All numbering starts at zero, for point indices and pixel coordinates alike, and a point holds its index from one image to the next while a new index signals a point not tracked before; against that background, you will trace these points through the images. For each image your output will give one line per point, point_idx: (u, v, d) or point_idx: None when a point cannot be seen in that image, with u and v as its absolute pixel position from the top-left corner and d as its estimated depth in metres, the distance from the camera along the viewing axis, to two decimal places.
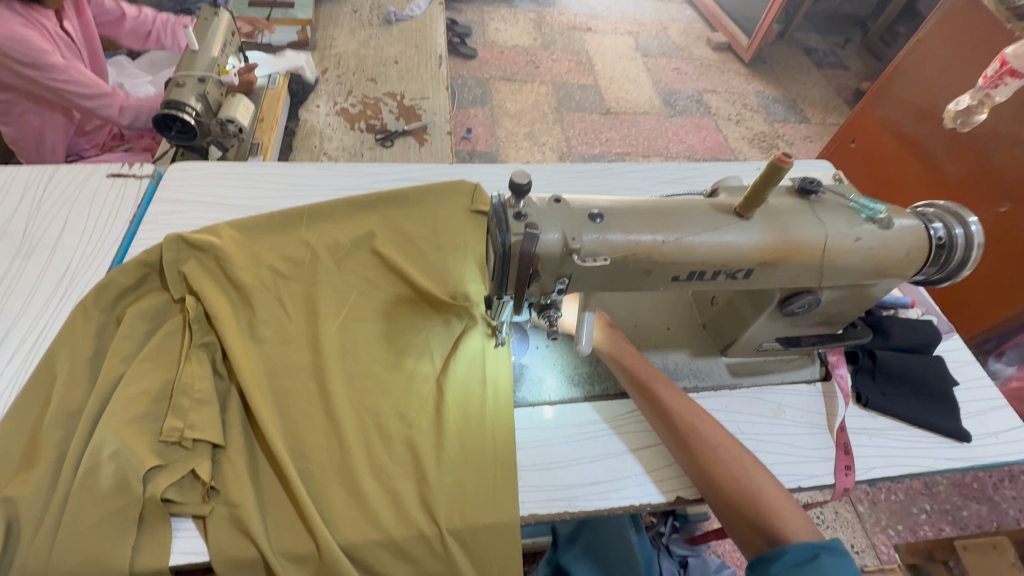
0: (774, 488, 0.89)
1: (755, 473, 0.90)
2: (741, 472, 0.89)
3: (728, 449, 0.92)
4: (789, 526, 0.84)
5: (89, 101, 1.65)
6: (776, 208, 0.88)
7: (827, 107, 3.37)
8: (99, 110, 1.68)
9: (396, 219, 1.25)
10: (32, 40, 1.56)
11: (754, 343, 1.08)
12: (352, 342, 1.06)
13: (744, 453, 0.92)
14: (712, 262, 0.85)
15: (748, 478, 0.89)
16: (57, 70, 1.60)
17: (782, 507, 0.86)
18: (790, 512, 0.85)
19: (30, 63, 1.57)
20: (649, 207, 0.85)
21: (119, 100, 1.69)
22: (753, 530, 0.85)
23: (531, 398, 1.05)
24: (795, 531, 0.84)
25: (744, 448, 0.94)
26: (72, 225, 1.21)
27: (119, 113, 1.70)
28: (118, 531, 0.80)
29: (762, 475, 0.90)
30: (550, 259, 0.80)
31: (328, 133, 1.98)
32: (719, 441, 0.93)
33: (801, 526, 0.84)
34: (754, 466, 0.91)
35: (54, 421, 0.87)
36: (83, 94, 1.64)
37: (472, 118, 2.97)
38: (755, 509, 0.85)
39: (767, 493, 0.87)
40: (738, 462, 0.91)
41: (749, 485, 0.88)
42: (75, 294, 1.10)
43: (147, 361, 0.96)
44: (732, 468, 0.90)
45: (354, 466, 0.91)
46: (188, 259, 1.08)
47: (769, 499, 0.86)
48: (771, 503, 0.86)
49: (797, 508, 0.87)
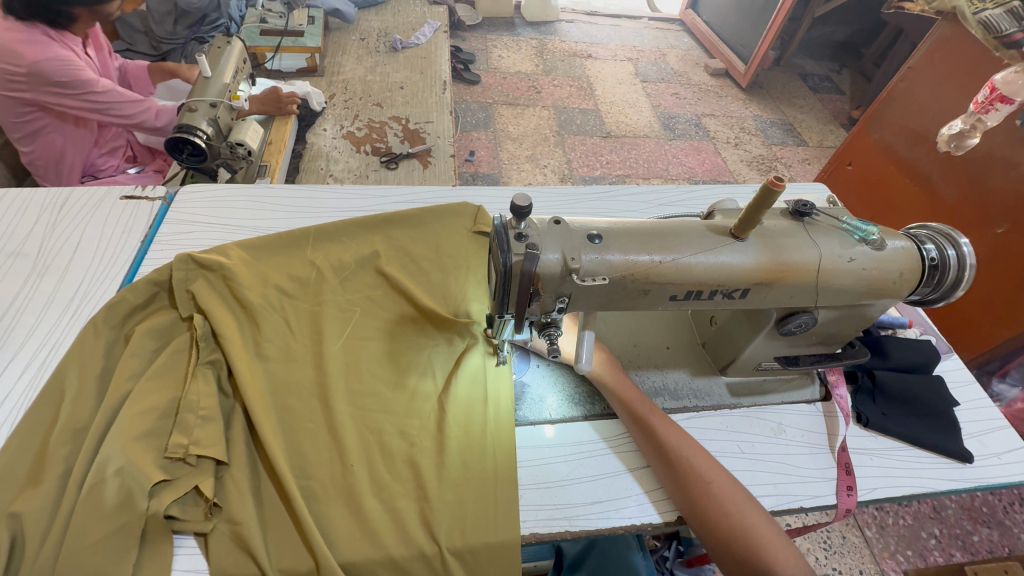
0: (766, 525, 0.89)
1: (746, 508, 0.90)
2: (733, 508, 0.90)
3: (721, 482, 0.93)
4: (779, 563, 0.84)
5: (128, 107, 1.72)
6: (771, 230, 0.90)
7: (824, 130, 3.44)
8: (136, 115, 1.74)
9: (401, 240, 1.28)
10: (70, 61, 1.64)
11: (753, 362, 1.09)
12: (356, 361, 1.08)
13: (738, 489, 0.92)
14: (708, 283, 0.87)
15: (739, 513, 0.89)
16: (94, 85, 1.67)
17: (773, 543, 0.86)
18: (781, 549, 0.86)
19: (68, 81, 1.64)
20: (646, 229, 0.87)
21: (155, 103, 1.76)
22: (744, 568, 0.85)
23: (531, 417, 1.06)
24: (786, 568, 0.84)
25: (738, 483, 0.94)
26: (85, 245, 1.24)
27: (155, 117, 1.76)
28: (120, 549, 0.80)
29: (754, 511, 0.90)
30: (551, 278, 0.82)
31: (335, 156, 2.03)
32: (712, 475, 0.93)
33: (791, 563, 0.85)
34: (746, 501, 0.91)
35: (61, 437, 0.88)
36: (122, 102, 1.71)
37: (475, 142, 3.04)
38: (745, 546, 0.86)
39: (759, 529, 0.88)
40: (731, 497, 0.91)
41: (740, 521, 0.88)
42: (85, 312, 1.12)
43: (154, 377, 0.97)
44: (723, 503, 0.90)
45: (356, 484, 0.91)
46: (197, 279, 1.11)
47: (760, 536, 0.87)
48: (762, 540, 0.86)
49: (788, 544, 0.87)
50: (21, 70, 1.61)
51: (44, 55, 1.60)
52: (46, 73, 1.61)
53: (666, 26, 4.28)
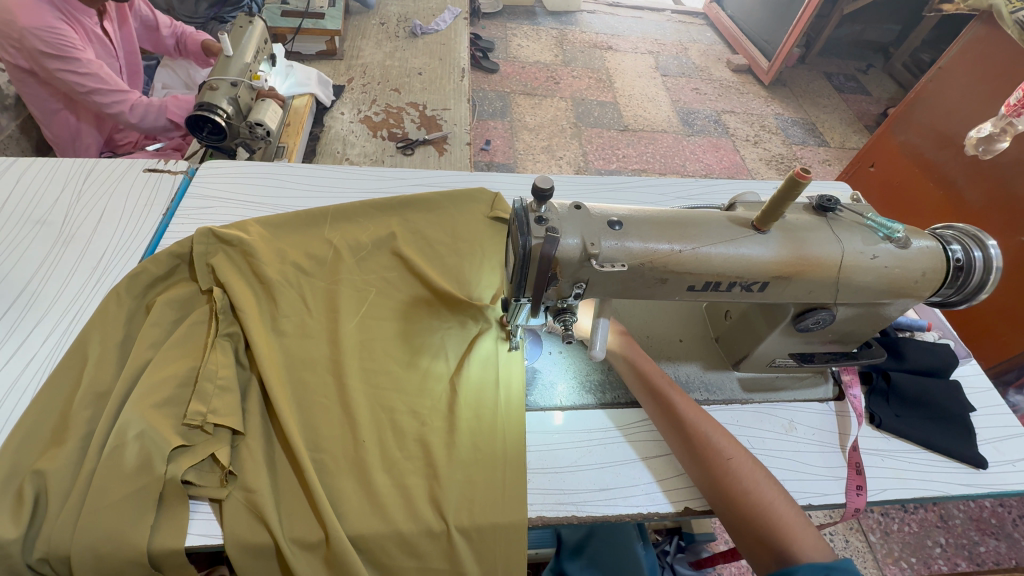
0: (785, 503, 0.88)
1: (767, 489, 0.89)
2: (752, 487, 0.89)
3: (741, 462, 0.92)
4: (799, 544, 0.83)
5: (104, 96, 1.71)
6: (794, 224, 0.89)
7: (847, 131, 3.37)
8: (112, 104, 1.73)
9: (417, 224, 1.29)
10: (62, 35, 1.62)
11: (766, 359, 1.08)
12: (370, 340, 1.09)
13: (758, 468, 0.92)
14: (727, 274, 0.86)
15: (758, 492, 0.88)
16: (79, 65, 1.66)
17: (793, 524, 0.85)
18: (801, 531, 0.84)
19: (56, 54, 1.63)
20: (666, 217, 0.86)
21: (132, 97, 1.75)
22: (761, 547, 0.84)
23: (542, 403, 1.06)
24: (806, 550, 0.82)
25: (757, 463, 0.94)
26: (108, 215, 1.26)
27: (129, 110, 1.75)
28: (137, 511, 0.81)
29: (774, 492, 0.89)
30: (569, 263, 0.82)
31: (351, 140, 2.04)
32: (731, 452, 0.93)
33: (812, 546, 0.83)
34: (766, 480, 0.90)
35: (84, 400, 0.90)
36: (99, 89, 1.71)
37: (491, 131, 3.03)
38: (765, 524, 0.85)
39: (778, 509, 0.87)
40: (750, 475, 0.90)
41: (759, 500, 0.87)
42: (108, 281, 1.14)
43: (173, 348, 0.99)
44: (742, 481, 0.90)
45: (367, 460, 0.92)
46: (216, 252, 1.13)
47: (780, 516, 0.86)
48: (782, 520, 0.85)
49: (811, 528, 0.86)
50: (14, 35, 1.60)
51: (35, 24, 1.58)
52: (34, 42, 1.60)
53: (689, 20, 4.21)
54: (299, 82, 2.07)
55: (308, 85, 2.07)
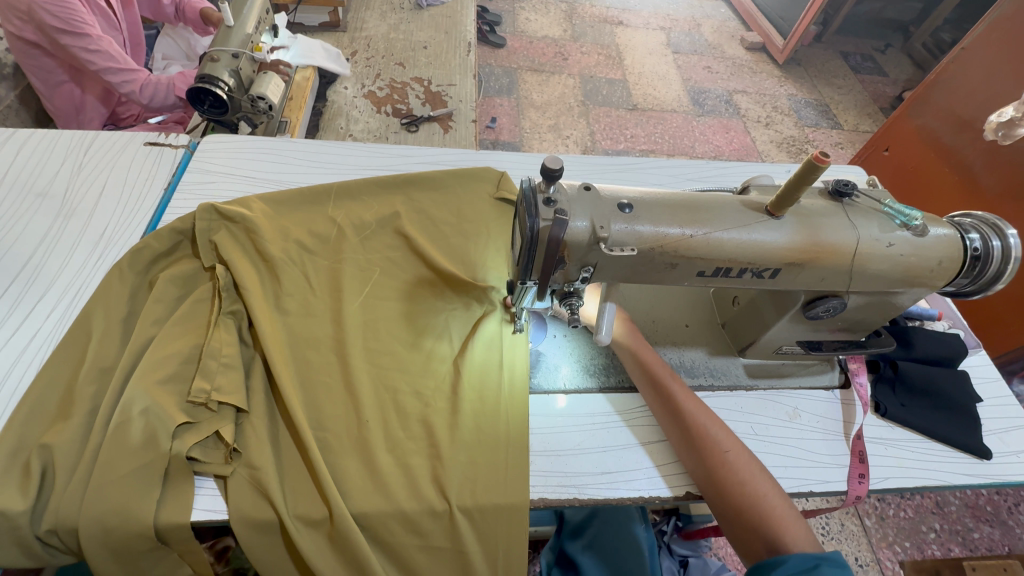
0: (778, 495, 0.88)
1: (761, 481, 0.89)
2: (747, 478, 0.89)
3: (738, 454, 0.92)
4: (789, 534, 0.84)
5: (113, 75, 1.68)
6: (808, 209, 0.87)
7: (861, 113, 3.28)
8: (121, 84, 1.70)
9: (422, 202, 1.27)
10: (72, 10, 1.60)
11: (773, 345, 1.07)
12: (375, 319, 1.08)
13: (753, 460, 0.92)
14: (738, 260, 0.84)
15: (754, 484, 0.88)
16: (90, 42, 1.63)
17: (786, 516, 0.86)
18: (793, 523, 0.85)
19: (65, 28, 1.60)
20: (678, 201, 0.84)
21: (141, 77, 1.70)
22: (753, 536, 0.85)
23: (546, 385, 1.06)
24: (795, 540, 0.83)
25: (753, 455, 0.94)
26: (110, 189, 1.24)
27: (138, 90, 1.71)
28: (143, 486, 0.82)
29: (769, 484, 0.89)
30: (578, 246, 0.80)
31: (355, 115, 2.00)
32: (728, 444, 0.93)
33: (803, 537, 0.84)
34: (761, 473, 0.91)
35: (88, 375, 0.90)
36: (109, 68, 1.67)
37: (497, 108, 2.96)
38: (758, 515, 0.86)
39: (772, 502, 0.87)
40: (746, 467, 0.90)
41: (754, 491, 0.88)
42: (110, 256, 1.13)
43: (176, 325, 0.98)
44: (738, 473, 0.90)
45: (370, 439, 0.93)
46: (219, 229, 1.12)
47: (773, 508, 0.86)
48: (775, 512, 0.86)
49: (802, 520, 0.86)
50: (23, 9, 1.58)
51: None
52: (44, 16, 1.57)
53: None
54: (302, 54, 2.02)
55: (311, 57, 2.02)
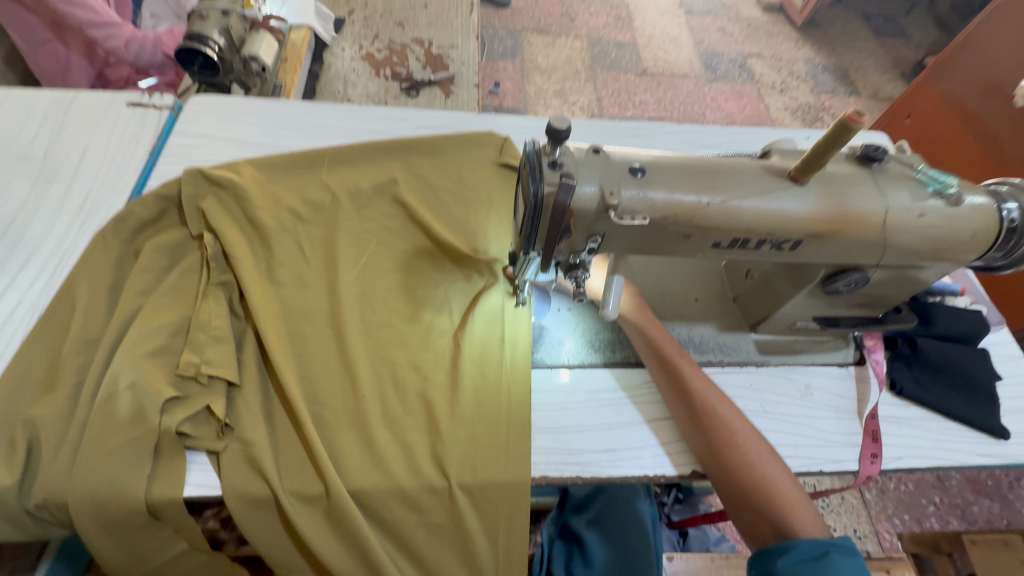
0: (786, 478, 0.86)
1: (770, 464, 0.87)
2: (756, 461, 0.86)
3: (747, 435, 0.89)
4: (796, 518, 0.82)
5: (96, 30, 1.59)
6: (835, 175, 0.80)
7: (881, 79, 3.13)
8: (104, 40, 1.61)
9: (421, 168, 1.20)
10: None
11: (788, 321, 1.02)
12: (371, 291, 1.04)
13: (762, 442, 0.89)
14: (758, 231, 0.78)
15: (762, 467, 0.86)
16: None
17: (793, 499, 0.84)
18: (801, 507, 0.83)
19: None
20: (694, 165, 0.78)
21: (126, 32, 1.61)
22: (759, 521, 0.84)
23: (549, 360, 1.02)
24: (802, 523, 0.82)
25: (762, 436, 0.91)
26: (92, 153, 1.18)
27: (124, 46, 1.63)
28: (133, 461, 0.80)
29: (778, 468, 0.87)
30: (585, 215, 0.75)
31: (353, 79, 1.91)
32: (737, 425, 0.90)
33: (811, 521, 0.83)
34: (769, 455, 0.88)
35: (74, 347, 0.87)
36: (92, 22, 1.58)
37: (500, 72, 2.83)
38: (765, 499, 0.84)
39: (779, 485, 0.85)
40: (754, 449, 0.88)
41: (763, 475, 0.85)
42: (94, 223, 1.08)
43: (164, 296, 0.94)
44: (747, 455, 0.87)
45: (367, 414, 0.90)
46: (207, 195, 1.06)
47: (781, 491, 0.84)
48: (783, 496, 0.84)
49: (809, 503, 0.85)
50: None
51: None
52: None
53: None
54: (296, 12, 1.88)
55: (305, 16, 1.88)
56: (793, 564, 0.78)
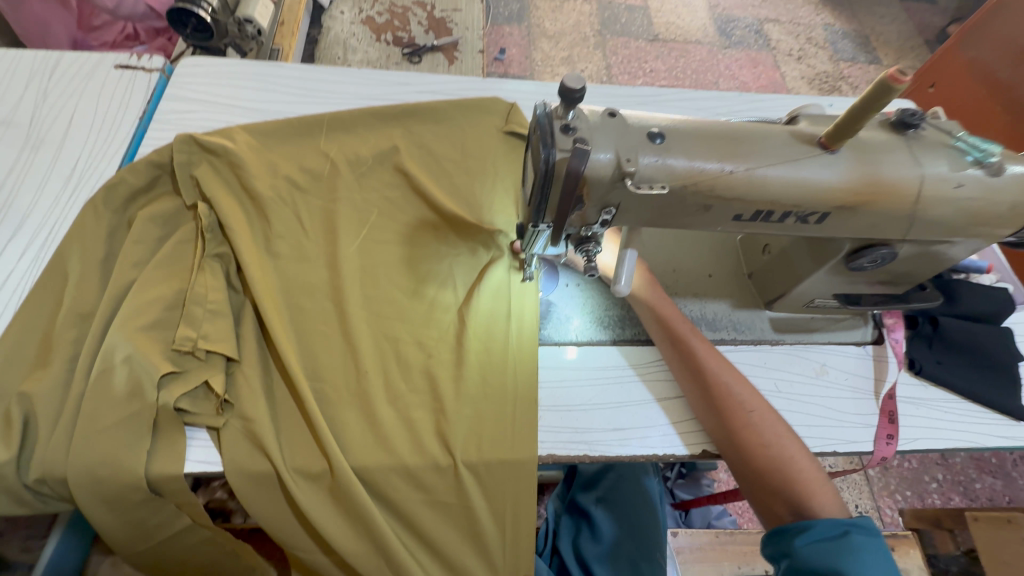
0: (804, 457, 0.85)
1: (787, 442, 0.85)
2: (772, 440, 0.85)
3: (762, 414, 0.87)
4: (814, 497, 0.81)
5: None
6: (867, 142, 0.75)
7: (903, 47, 2.98)
8: None
9: (423, 136, 1.15)
10: None
11: (805, 298, 0.98)
12: (373, 264, 1.00)
13: (778, 420, 0.87)
14: (783, 202, 0.73)
15: (779, 446, 0.84)
16: None
17: (811, 478, 0.82)
18: (819, 485, 0.82)
19: None
20: (717, 130, 0.73)
21: None
22: (776, 500, 0.82)
23: (556, 337, 0.99)
24: (820, 502, 0.81)
25: (778, 414, 0.89)
26: (79, 118, 1.13)
27: None
28: (132, 437, 0.78)
29: (796, 446, 0.85)
30: (599, 183, 0.70)
31: (353, 44, 1.82)
32: (753, 404, 0.88)
33: (829, 500, 0.82)
34: (787, 434, 0.86)
35: (67, 321, 0.85)
36: None
37: (506, 38, 2.71)
38: (782, 478, 0.82)
39: (797, 464, 0.83)
40: (770, 428, 0.86)
41: (780, 454, 0.83)
42: (84, 192, 1.04)
43: (157, 268, 0.91)
44: (763, 434, 0.85)
45: (370, 391, 0.88)
46: (200, 163, 1.02)
47: (799, 470, 0.82)
48: (801, 476, 0.82)
49: (827, 481, 0.83)
50: None
51: None
52: None
53: None
54: None
55: None
56: (811, 542, 0.77)
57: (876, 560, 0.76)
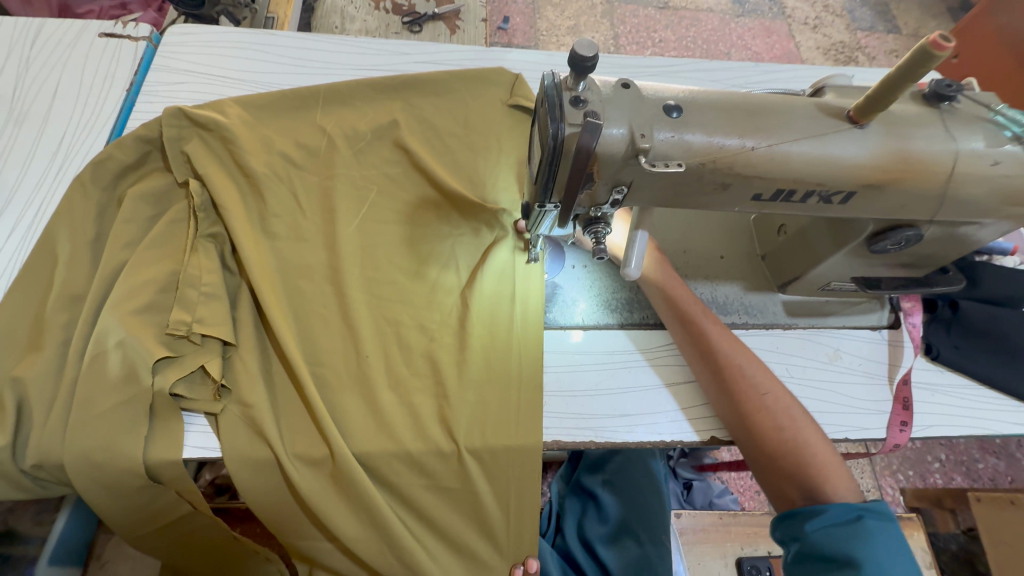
0: (818, 439, 0.83)
1: (802, 425, 0.83)
2: (786, 423, 0.83)
3: (776, 396, 0.85)
4: (828, 480, 0.80)
5: None
6: (898, 116, 0.70)
7: (924, 15, 2.84)
8: None
9: (423, 109, 1.09)
10: None
11: (821, 281, 0.94)
12: (372, 245, 0.97)
13: (793, 402, 0.85)
14: (807, 180, 0.69)
15: (793, 429, 0.82)
16: None
17: (825, 460, 0.81)
18: (833, 468, 0.81)
19: None
20: (738, 103, 0.68)
21: None
22: (788, 484, 0.81)
23: (562, 321, 0.96)
24: (834, 486, 0.79)
25: (792, 396, 0.87)
26: (64, 90, 1.08)
27: None
28: (128, 423, 0.76)
29: (811, 430, 0.83)
30: (611, 161, 0.65)
31: (351, 13, 1.74)
32: (766, 386, 0.85)
33: (843, 484, 0.80)
34: (801, 417, 0.84)
35: (57, 303, 0.82)
36: None
37: (509, 6, 2.59)
38: (796, 462, 0.80)
39: (811, 447, 0.81)
40: (784, 411, 0.84)
41: (794, 437, 0.82)
42: (71, 168, 1.00)
43: (150, 249, 0.88)
44: (776, 417, 0.83)
45: (371, 376, 0.85)
46: (191, 138, 0.97)
47: (813, 453, 0.81)
48: (816, 459, 0.81)
49: (841, 464, 0.82)
50: None
51: None
52: None
53: None
54: None
55: None
56: (822, 527, 0.76)
57: (888, 546, 0.75)
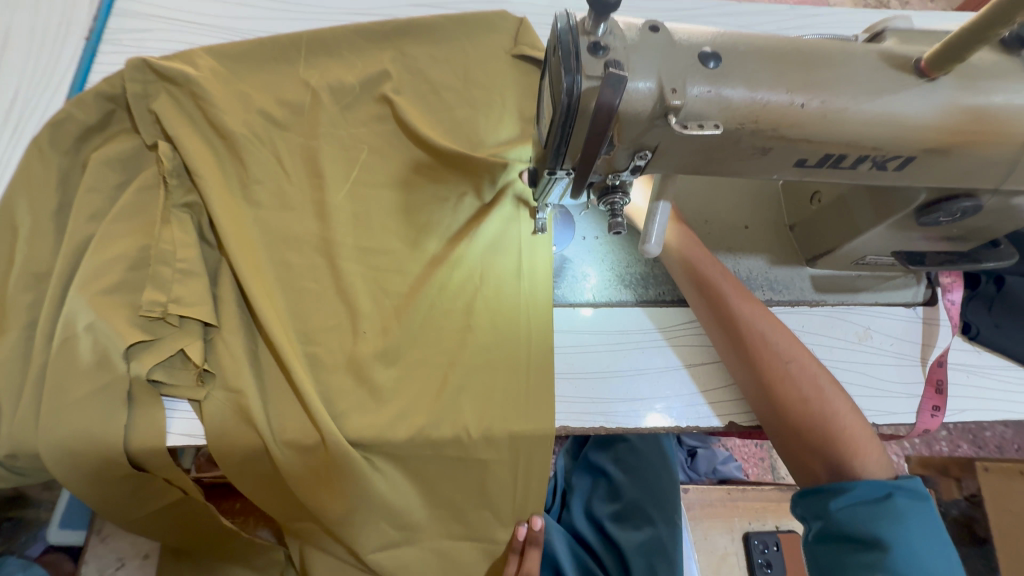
0: (849, 411, 0.77)
1: (831, 397, 0.77)
2: (813, 395, 0.77)
3: (802, 366, 0.79)
4: (858, 455, 0.74)
5: None
6: (972, 68, 0.59)
7: None
8: None
9: (417, 59, 0.98)
10: None
11: (856, 255, 0.86)
12: (364, 214, 0.88)
13: (821, 373, 0.79)
14: (861, 143, 0.59)
15: (820, 401, 0.77)
16: None
17: (855, 433, 0.75)
18: (863, 442, 0.75)
19: None
20: (785, 50, 0.58)
21: None
22: (814, 458, 0.76)
23: (570, 298, 0.89)
24: (863, 461, 0.74)
25: (820, 367, 0.80)
26: (15, 39, 0.96)
27: None
28: (104, 411, 0.71)
29: (841, 402, 0.77)
30: (635, 120, 0.56)
31: None
32: (791, 356, 0.79)
33: (874, 459, 0.75)
34: (830, 388, 0.78)
35: (21, 282, 0.75)
36: None
37: None
38: (823, 436, 0.75)
39: (841, 420, 0.76)
40: (811, 382, 0.78)
41: (822, 410, 0.76)
42: (29, 128, 0.91)
43: (118, 221, 0.80)
44: (803, 389, 0.77)
45: (365, 358, 0.79)
46: (158, 94, 0.87)
47: (842, 426, 0.75)
48: (845, 433, 0.75)
49: (871, 437, 0.77)
50: None
51: None
52: None
53: None
54: None
55: None
56: (847, 505, 0.72)
57: (919, 525, 0.70)
